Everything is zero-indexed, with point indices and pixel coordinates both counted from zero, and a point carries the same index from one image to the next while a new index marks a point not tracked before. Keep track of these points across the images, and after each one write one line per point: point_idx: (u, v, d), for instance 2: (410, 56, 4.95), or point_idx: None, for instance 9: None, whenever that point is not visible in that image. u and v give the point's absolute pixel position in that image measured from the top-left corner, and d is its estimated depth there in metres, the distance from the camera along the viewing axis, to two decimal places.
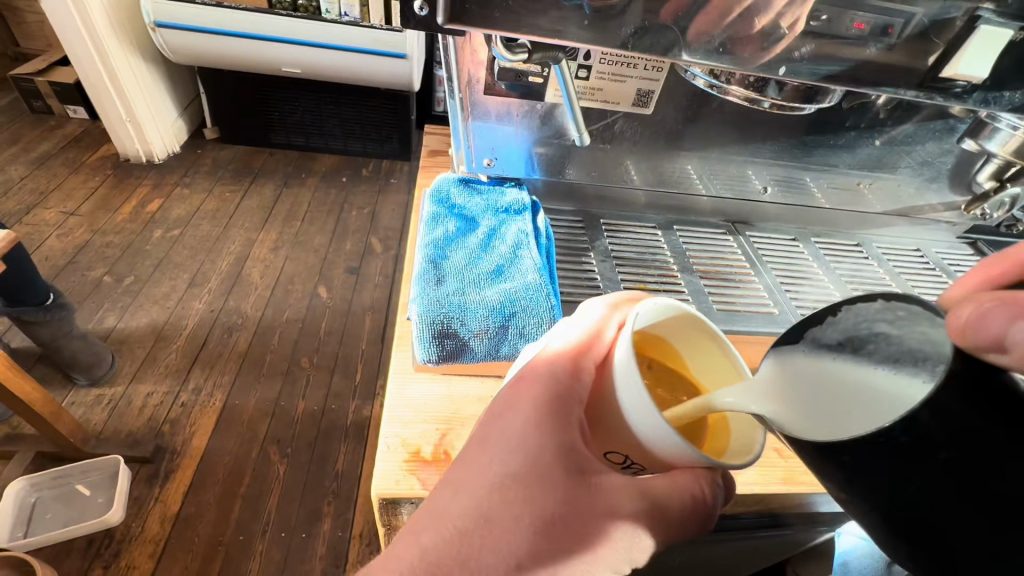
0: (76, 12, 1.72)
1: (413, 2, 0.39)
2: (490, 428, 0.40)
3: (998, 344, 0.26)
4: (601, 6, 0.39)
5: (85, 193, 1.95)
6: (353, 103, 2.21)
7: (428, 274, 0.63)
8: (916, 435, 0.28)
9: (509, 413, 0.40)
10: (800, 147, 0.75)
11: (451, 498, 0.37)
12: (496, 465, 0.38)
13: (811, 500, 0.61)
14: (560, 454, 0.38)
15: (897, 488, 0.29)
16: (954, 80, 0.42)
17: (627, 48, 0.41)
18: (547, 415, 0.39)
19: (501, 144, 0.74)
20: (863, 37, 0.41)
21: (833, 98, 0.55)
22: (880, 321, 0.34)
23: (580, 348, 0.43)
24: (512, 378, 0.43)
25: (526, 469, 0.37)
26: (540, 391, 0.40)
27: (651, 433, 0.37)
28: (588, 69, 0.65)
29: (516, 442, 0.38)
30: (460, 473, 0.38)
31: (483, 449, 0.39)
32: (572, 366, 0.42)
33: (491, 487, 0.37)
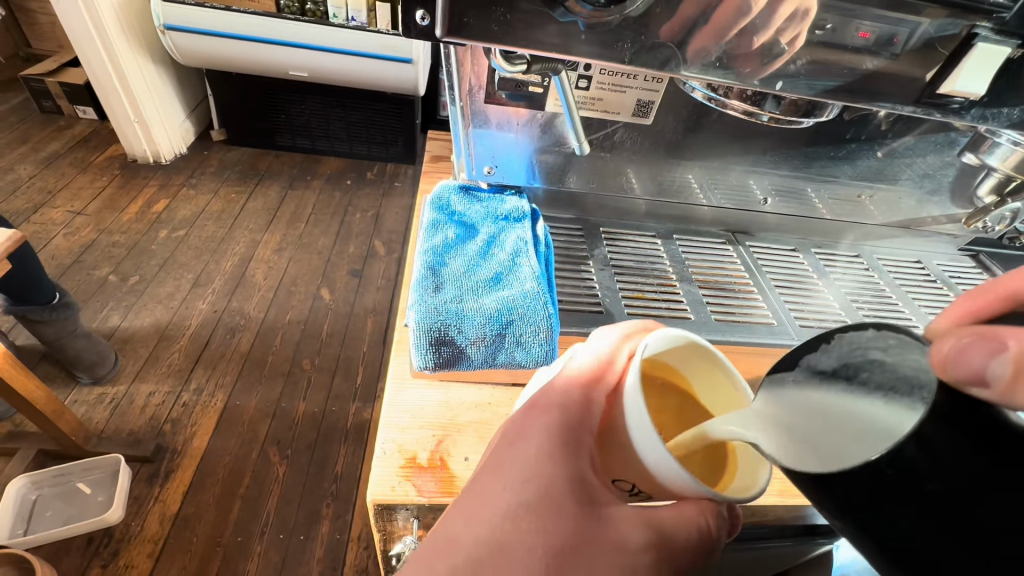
0: (87, 15, 1.74)
1: (416, 13, 0.39)
2: (502, 455, 0.40)
3: (979, 378, 0.27)
4: (596, 22, 0.38)
5: (93, 193, 1.97)
6: (359, 106, 2.22)
7: (426, 280, 0.64)
8: (902, 469, 0.28)
9: (521, 440, 0.40)
10: (801, 157, 0.75)
11: (462, 524, 0.36)
12: (509, 492, 0.37)
13: (808, 513, 0.60)
14: (571, 483, 0.37)
15: (888, 522, 0.29)
16: (951, 96, 0.42)
17: (625, 61, 0.41)
18: (558, 443, 0.39)
19: (501, 151, 0.74)
20: (868, 47, 0.41)
21: (832, 112, 0.55)
22: (874, 349, 0.34)
23: (590, 376, 0.43)
24: (523, 405, 0.44)
25: (538, 499, 0.36)
26: (552, 419, 0.40)
27: (660, 464, 0.37)
28: (589, 79, 0.65)
29: (528, 471, 0.38)
30: (471, 501, 0.38)
31: (495, 476, 0.39)
32: (582, 394, 0.42)
33: (503, 514, 0.36)
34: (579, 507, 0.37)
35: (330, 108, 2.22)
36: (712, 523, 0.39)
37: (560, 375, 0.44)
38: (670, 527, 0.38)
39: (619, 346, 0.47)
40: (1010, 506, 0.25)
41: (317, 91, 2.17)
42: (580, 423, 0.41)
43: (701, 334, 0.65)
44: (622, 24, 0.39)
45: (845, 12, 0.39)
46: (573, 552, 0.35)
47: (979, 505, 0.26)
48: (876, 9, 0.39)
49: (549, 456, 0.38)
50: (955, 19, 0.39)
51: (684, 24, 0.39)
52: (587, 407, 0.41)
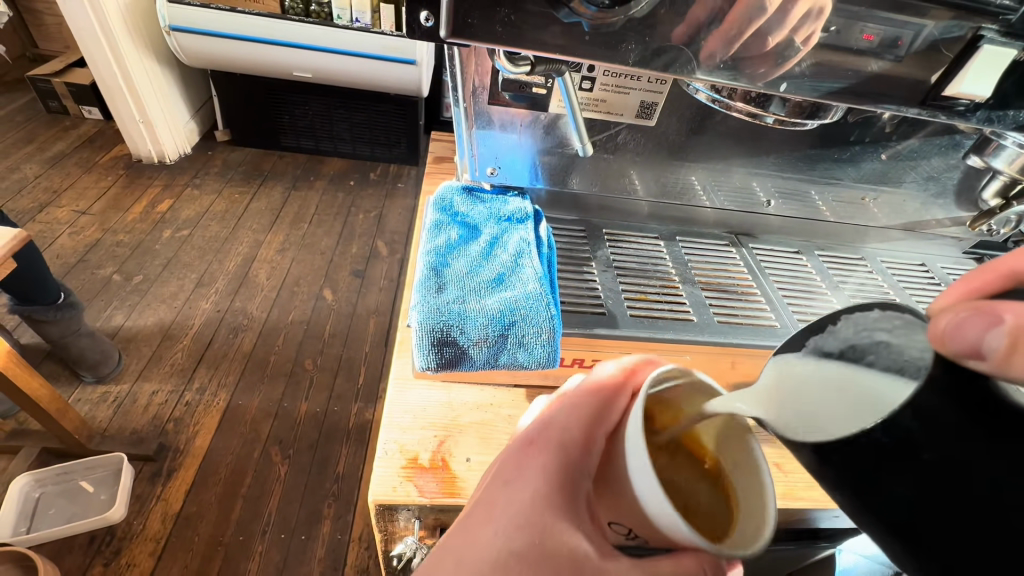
0: (93, 16, 1.75)
1: (421, 14, 0.40)
2: (496, 494, 0.40)
3: (976, 351, 0.28)
4: (599, 23, 0.38)
5: (98, 193, 1.98)
6: (362, 107, 2.22)
7: (429, 281, 0.64)
8: (897, 437, 0.29)
9: (517, 480, 0.40)
10: (804, 160, 0.75)
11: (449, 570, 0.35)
12: (501, 535, 0.37)
13: (811, 517, 0.60)
14: (565, 528, 0.37)
15: (885, 491, 0.30)
16: (956, 99, 0.42)
17: (628, 63, 0.41)
18: (554, 485, 0.39)
19: (504, 152, 0.74)
20: (872, 50, 0.41)
21: (836, 114, 0.55)
22: (880, 331, 0.33)
23: (588, 419, 0.44)
24: (520, 442, 0.44)
25: (532, 544, 0.36)
26: (548, 461, 0.40)
27: (656, 510, 0.36)
28: (592, 80, 0.65)
29: (522, 513, 0.38)
30: (462, 542, 0.37)
31: (487, 516, 0.39)
32: (581, 435, 0.42)
33: (492, 560, 0.35)
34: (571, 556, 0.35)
35: (334, 109, 2.23)
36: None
37: (559, 416, 0.44)
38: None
39: (621, 390, 0.47)
40: (1004, 470, 0.27)
41: (321, 92, 2.17)
42: (579, 467, 0.41)
43: (704, 336, 0.65)
44: (627, 25, 0.39)
45: (849, 14, 0.39)
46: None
47: (972, 476, 0.27)
48: (882, 11, 0.39)
49: (544, 498, 0.38)
50: (959, 21, 0.39)
51: (686, 25, 0.39)
52: (586, 452, 0.42)
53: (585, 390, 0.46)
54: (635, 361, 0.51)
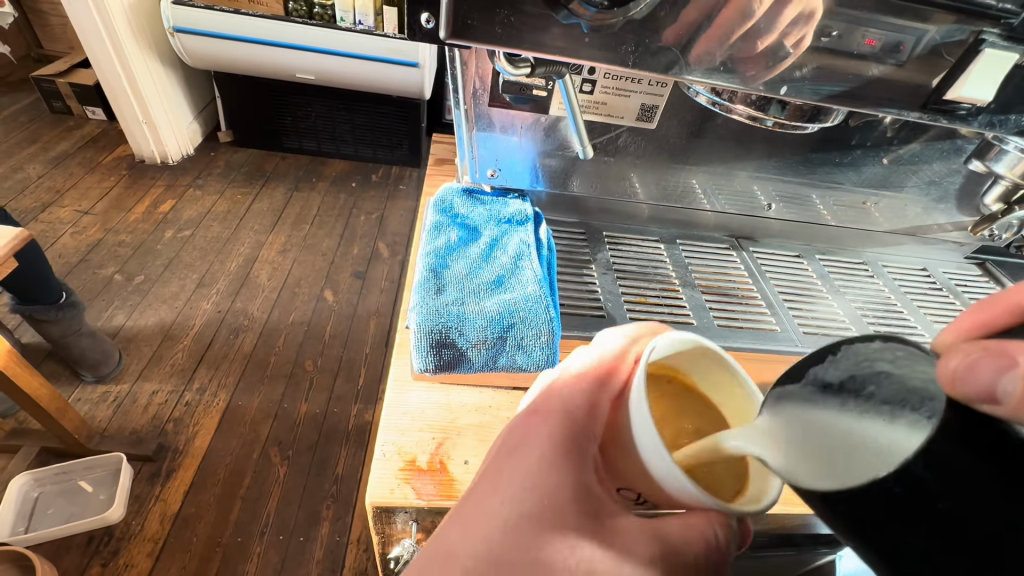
0: (98, 18, 1.76)
1: (421, 16, 0.40)
2: (501, 463, 0.39)
3: (991, 396, 0.25)
4: (598, 25, 0.38)
5: (100, 193, 1.99)
6: (364, 108, 2.23)
7: (428, 282, 0.64)
8: (909, 489, 0.27)
9: (522, 448, 0.40)
10: (805, 163, 0.75)
11: (459, 540, 0.35)
12: (508, 503, 0.37)
13: (812, 522, 0.59)
14: (573, 495, 0.37)
15: (895, 543, 0.28)
16: (957, 103, 0.42)
17: (628, 65, 0.41)
18: (560, 453, 0.39)
19: (505, 154, 0.74)
20: (874, 54, 0.41)
21: (836, 117, 0.55)
22: (881, 360, 0.31)
23: (594, 384, 0.43)
24: (524, 411, 0.43)
25: (540, 509, 0.36)
26: (554, 429, 0.40)
27: (661, 472, 0.36)
28: (592, 83, 0.66)
29: (528, 480, 0.37)
30: (469, 510, 0.37)
31: (494, 483, 0.38)
32: (586, 401, 0.42)
33: (503, 524, 0.36)
34: (580, 522, 0.36)
35: (337, 111, 2.24)
36: (722, 537, 0.37)
37: (563, 382, 0.44)
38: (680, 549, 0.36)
39: (625, 355, 0.46)
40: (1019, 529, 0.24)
41: (323, 94, 2.18)
42: (584, 432, 0.40)
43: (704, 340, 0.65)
44: (625, 27, 0.39)
45: (850, 17, 0.39)
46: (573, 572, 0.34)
47: (988, 526, 0.25)
48: (883, 15, 0.39)
49: (551, 466, 0.38)
50: (958, 26, 0.39)
51: (684, 28, 0.39)
52: (591, 417, 0.41)
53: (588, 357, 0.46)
54: (637, 327, 0.50)
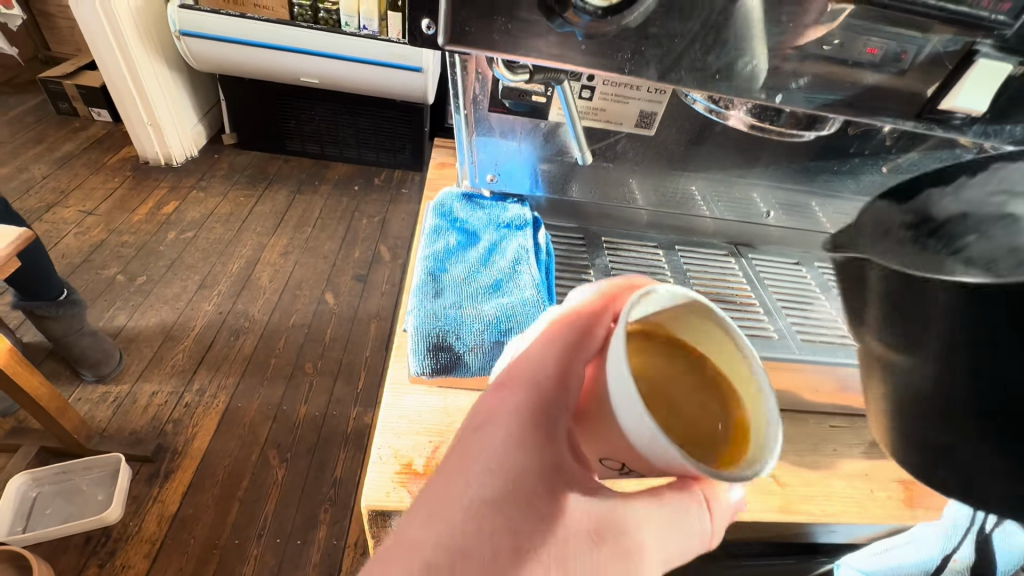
0: (106, 20, 1.78)
1: (422, 22, 0.41)
2: (468, 441, 0.39)
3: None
4: (594, 32, 0.39)
5: (105, 194, 2.00)
6: (367, 111, 2.23)
7: (425, 287, 0.64)
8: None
9: (489, 424, 0.39)
10: (804, 171, 0.76)
11: (421, 526, 0.34)
12: (474, 484, 0.36)
13: (810, 531, 0.59)
14: (542, 473, 0.37)
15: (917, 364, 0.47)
16: (952, 112, 0.42)
17: (625, 72, 0.42)
18: (529, 430, 0.38)
19: (504, 159, 0.75)
20: (874, 62, 0.41)
21: (831, 127, 0.55)
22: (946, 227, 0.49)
23: (565, 349, 0.42)
24: (492, 384, 0.42)
25: (506, 491, 0.36)
26: (521, 403, 0.39)
27: (641, 439, 0.36)
28: (591, 89, 0.65)
29: (495, 460, 0.37)
30: (433, 492, 0.36)
31: (459, 462, 0.37)
32: (556, 371, 0.41)
33: (468, 508, 0.35)
34: (552, 496, 0.36)
35: (339, 113, 2.24)
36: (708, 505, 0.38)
37: (533, 349, 0.43)
38: (653, 518, 0.38)
39: (601, 315, 0.45)
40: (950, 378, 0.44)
41: (327, 98, 2.20)
42: (554, 404, 0.40)
43: None
44: (620, 34, 0.39)
45: (850, 24, 0.39)
46: (544, 552, 0.34)
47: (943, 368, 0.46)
48: (883, 24, 0.39)
49: (519, 443, 0.38)
50: (964, 32, 0.38)
51: (680, 35, 0.40)
52: (560, 389, 0.41)
53: (562, 321, 0.44)
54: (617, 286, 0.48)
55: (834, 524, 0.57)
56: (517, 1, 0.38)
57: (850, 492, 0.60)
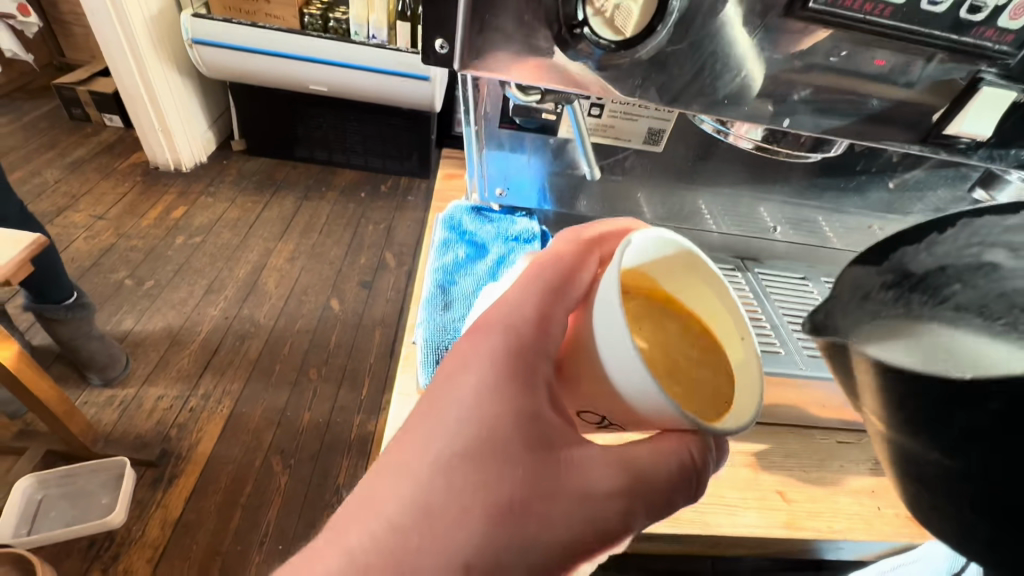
0: (120, 30, 1.82)
1: (436, 42, 0.41)
2: (439, 390, 0.38)
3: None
4: (606, 64, 0.40)
5: (115, 199, 2.02)
6: (375, 119, 2.25)
7: (435, 299, 0.66)
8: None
9: (462, 374, 0.38)
10: (811, 188, 0.76)
11: (388, 479, 0.34)
12: (444, 434, 0.35)
13: (817, 548, 0.58)
14: (519, 425, 0.36)
15: None
16: (957, 137, 0.43)
17: (635, 96, 0.43)
18: (504, 378, 0.37)
19: (514, 173, 0.76)
20: (884, 74, 0.41)
21: (837, 149, 0.56)
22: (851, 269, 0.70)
23: (547, 294, 0.41)
24: (468, 329, 0.41)
25: (478, 445, 0.35)
26: (497, 347, 0.38)
27: (630, 389, 0.36)
28: (601, 108, 0.66)
29: (468, 410, 0.36)
30: (401, 443, 0.36)
31: (429, 411, 0.37)
32: (536, 314, 0.40)
33: (436, 464, 0.34)
34: (530, 449, 0.36)
35: (347, 121, 2.26)
36: (696, 457, 0.38)
37: (512, 294, 0.41)
38: (636, 471, 0.38)
39: (585, 259, 0.45)
40: None
41: (335, 105, 2.22)
42: (534, 352, 0.39)
43: None
44: (633, 66, 0.41)
45: (859, 39, 0.39)
46: (521, 507, 0.34)
47: None
48: (889, 40, 0.39)
49: (492, 391, 0.36)
50: (963, 63, 0.40)
51: (688, 61, 0.41)
52: (542, 333, 0.39)
53: (545, 263, 0.43)
54: (603, 232, 0.48)
55: (841, 540, 0.57)
56: (533, 26, 0.39)
57: (857, 508, 0.59)
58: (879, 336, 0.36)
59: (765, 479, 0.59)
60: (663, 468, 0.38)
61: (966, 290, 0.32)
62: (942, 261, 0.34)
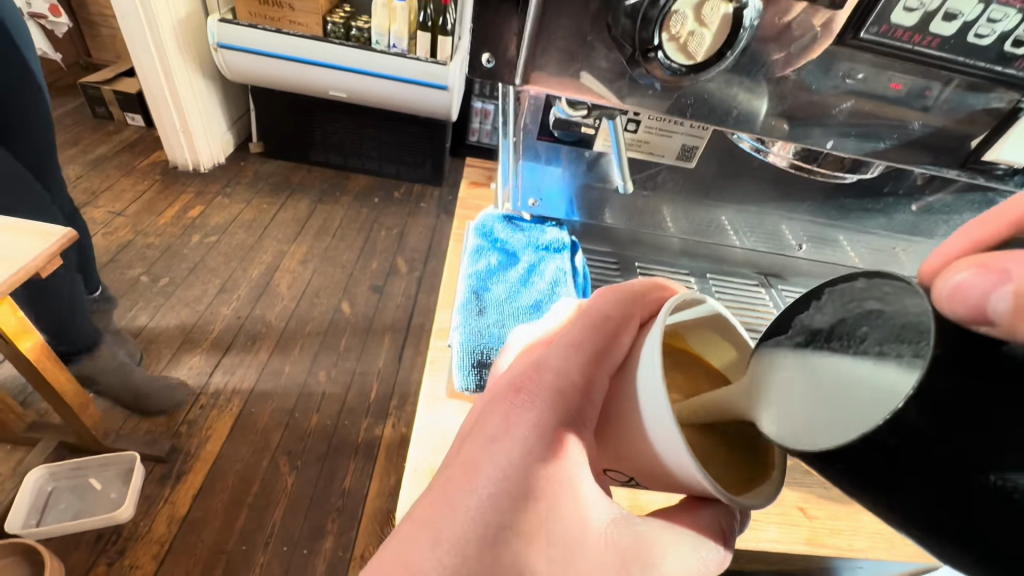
0: (149, 32, 1.86)
1: (482, 56, 0.44)
2: (475, 454, 0.37)
3: (983, 316, 0.24)
4: (670, 86, 0.44)
5: (134, 196, 2.06)
6: (392, 128, 2.28)
7: (470, 304, 0.67)
8: (905, 436, 0.25)
9: (503, 440, 0.38)
10: (836, 208, 0.77)
11: (426, 550, 0.34)
12: (483, 506, 0.35)
13: (837, 565, 0.58)
14: (561, 499, 0.37)
15: None
16: (996, 163, 0.48)
17: (686, 114, 0.47)
18: (548, 448, 0.38)
19: (548, 185, 0.78)
20: (899, 96, 0.46)
21: (873, 170, 0.59)
22: None
23: (593, 357, 0.42)
24: (506, 387, 0.41)
25: (520, 519, 0.36)
26: (541, 414, 0.39)
27: (676, 463, 0.38)
28: (637, 123, 0.69)
29: (510, 482, 0.36)
30: (438, 512, 0.35)
31: (467, 479, 0.36)
32: (581, 381, 0.41)
33: (477, 536, 0.35)
34: (570, 526, 0.37)
35: (364, 128, 2.30)
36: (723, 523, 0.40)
37: (555, 357, 0.42)
38: (672, 545, 0.39)
39: (630, 319, 0.45)
40: None
41: (354, 111, 2.26)
42: (578, 418, 0.40)
43: None
44: (692, 87, 0.45)
45: (876, 63, 0.43)
46: None
47: None
48: (905, 65, 0.43)
49: (534, 465, 0.37)
50: (976, 91, 0.44)
51: (730, 75, 0.44)
52: (586, 400, 0.41)
53: (589, 321, 0.44)
54: (642, 284, 0.48)
55: (862, 559, 0.57)
56: (594, 47, 0.43)
57: (878, 527, 0.59)
58: (789, 407, 0.35)
59: (786, 494, 0.59)
60: (695, 540, 0.39)
61: (876, 331, 0.31)
62: (841, 313, 0.34)
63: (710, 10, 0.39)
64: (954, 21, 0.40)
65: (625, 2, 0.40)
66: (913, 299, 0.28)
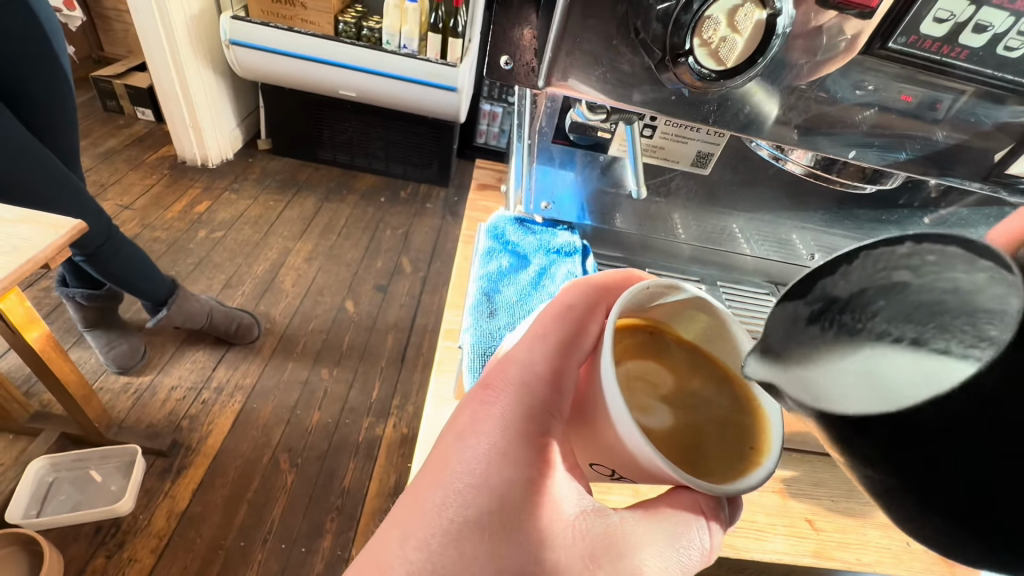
0: (162, 27, 1.86)
1: (501, 59, 0.45)
2: (446, 450, 0.39)
3: None
4: (695, 93, 0.45)
5: (142, 190, 2.07)
6: (401, 128, 2.29)
7: (481, 305, 0.67)
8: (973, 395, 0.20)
9: (473, 437, 0.39)
10: (852, 218, 0.79)
11: (396, 547, 0.35)
12: (452, 501, 0.36)
13: None
14: (528, 491, 0.37)
15: None
16: (1018, 177, 0.49)
17: (708, 122, 0.48)
18: (515, 439, 0.39)
19: (560, 188, 0.79)
20: (911, 109, 0.46)
21: (892, 181, 0.58)
22: None
23: (559, 349, 0.43)
24: (476, 385, 0.43)
25: (488, 512, 0.36)
26: (511, 407, 0.40)
27: (638, 450, 0.38)
28: (653, 129, 0.70)
29: (478, 475, 0.37)
30: (408, 511, 0.36)
31: (437, 476, 0.37)
32: (548, 372, 0.42)
33: (445, 532, 0.35)
34: (539, 517, 0.37)
35: (373, 128, 2.30)
36: (706, 510, 0.39)
37: (522, 351, 0.43)
38: (648, 536, 0.38)
39: (594, 309, 0.47)
40: None
41: (363, 111, 2.26)
42: (547, 409, 0.41)
43: None
44: (715, 93, 0.45)
45: (884, 77, 0.44)
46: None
47: None
48: (921, 76, 0.44)
49: (503, 458, 0.38)
50: (993, 103, 0.44)
51: (748, 84, 0.44)
52: (555, 390, 0.42)
53: (555, 316, 0.45)
54: (611, 275, 0.50)
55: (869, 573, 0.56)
56: (620, 53, 0.43)
57: (885, 542, 0.58)
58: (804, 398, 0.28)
59: (793, 506, 0.58)
60: (672, 530, 0.38)
61: (890, 310, 0.24)
62: (863, 283, 0.25)
63: (743, 17, 0.39)
64: (984, 33, 0.40)
65: (657, 5, 0.39)
66: (951, 272, 0.21)
